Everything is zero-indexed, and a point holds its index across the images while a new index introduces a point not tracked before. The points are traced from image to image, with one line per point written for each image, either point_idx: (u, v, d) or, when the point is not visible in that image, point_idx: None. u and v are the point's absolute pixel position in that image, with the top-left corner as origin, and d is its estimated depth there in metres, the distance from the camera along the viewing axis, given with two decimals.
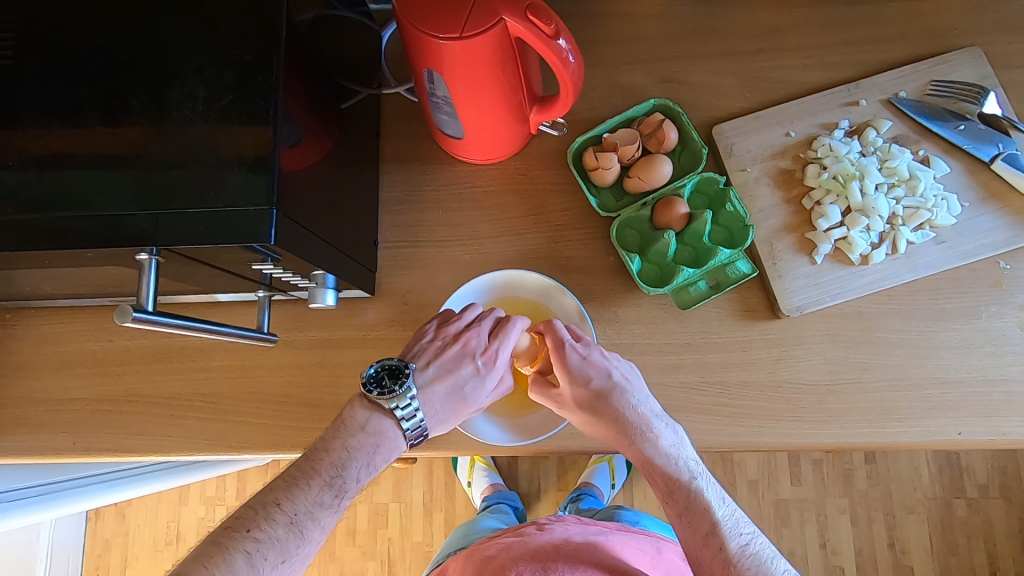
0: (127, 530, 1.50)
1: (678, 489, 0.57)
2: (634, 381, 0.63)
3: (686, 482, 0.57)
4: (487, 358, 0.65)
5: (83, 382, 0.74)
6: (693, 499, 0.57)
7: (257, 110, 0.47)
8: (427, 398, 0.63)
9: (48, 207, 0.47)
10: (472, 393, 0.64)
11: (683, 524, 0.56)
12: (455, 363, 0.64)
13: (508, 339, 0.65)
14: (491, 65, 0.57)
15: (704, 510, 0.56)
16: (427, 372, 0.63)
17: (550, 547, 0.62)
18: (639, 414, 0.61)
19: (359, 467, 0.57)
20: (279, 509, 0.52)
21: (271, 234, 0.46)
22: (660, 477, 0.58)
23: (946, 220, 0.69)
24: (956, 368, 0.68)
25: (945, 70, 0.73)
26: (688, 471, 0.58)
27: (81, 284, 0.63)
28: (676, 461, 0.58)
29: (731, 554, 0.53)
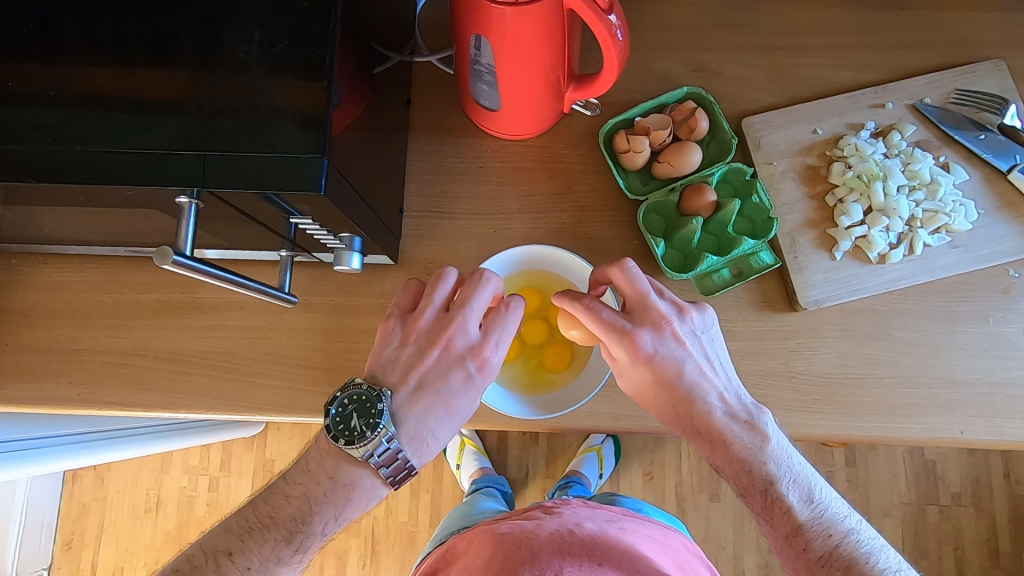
0: (105, 496, 1.47)
1: (763, 492, 0.59)
2: (706, 376, 0.59)
3: (772, 483, 0.58)
4: (477, 364, 0.59)
5: (90, 333, 0.72)
6: (777, 500, 0.58)
7: (312, 59, 0.47)
8: (412, 422, 0.59)
9: (91, 142, 0.46)
10: (463, 404, 0.60)
11: (772, 520, 0.59)
12: (438, 378, 0.59)
13: (493, 337, 0.59)
14: (541, 35, 0.57)
15: (790, 510, 0.58)
16: (407, 386, 0.59)
17: (567, 534, 0.61)
18: (710, 411, 0.59)
19: (334, 514, 0.59)
20: (234, 560, 0.58)
21: (321, 185, 0.45)
22: (744, 480, 0.59)
23: (962, 225, 0.71)
24: (963, 369, 0.70)
25: (969, 80, 0.75)
26: (776, 472, 0.58)
27: (102, 230, 0.61)
28: (761, 465, 0.58)
29: (819, 554, 0.57)
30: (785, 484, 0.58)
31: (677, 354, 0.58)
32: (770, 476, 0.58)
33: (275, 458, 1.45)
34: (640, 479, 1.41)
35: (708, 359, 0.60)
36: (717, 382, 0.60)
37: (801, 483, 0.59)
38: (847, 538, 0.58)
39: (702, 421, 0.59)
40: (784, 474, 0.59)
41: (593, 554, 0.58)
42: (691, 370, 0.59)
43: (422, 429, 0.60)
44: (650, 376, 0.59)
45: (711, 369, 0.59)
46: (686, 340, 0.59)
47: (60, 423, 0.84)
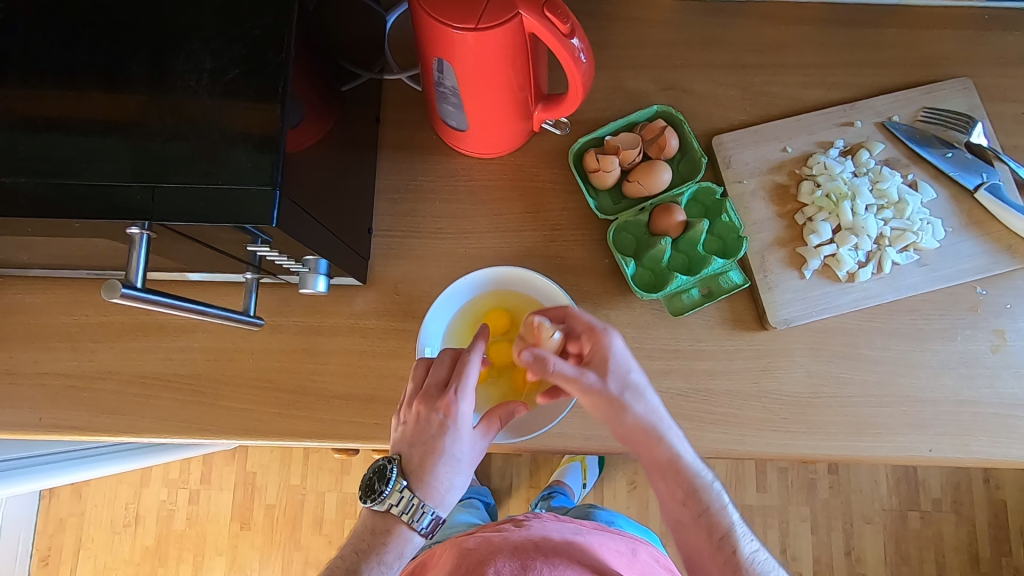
0: (84, 510, 1.45)
1: (695, 500, 0.60)
2: (641, 386, 0.59)
3: (702, 493, 0.60)
4: (455, 414, 0.60)
5: (53, 355, 0.71)
6: (711, 504, 0.60)
7: (265, 87, 0.46)
8: (428, 486, 0.62)
9: (35, 173, 0.44)
10: (466, 451, 0.62)
11: (699, 535, 0.60)
12: (434, 437, 0.61)
13: (460, 385, 0.60)
14: (503, 59, 0.57)
15: (713, 518, 0.60)
16: (410, 456, 0.62)
17: (530, 543, 0.61)
18: (659, 413, 0.59)
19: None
20: None
21: (274, 217, 0.44)
22: (675, 490, 0.60)
23: (930, 243, 0.71)
24: (931, 387, 0.70)
25: (936, 98, 0.76)
26: (702, 481, 0.60)
27: (60, 254, 0.60)
28: (693, 476, 0.59)
29: (748, 555, 0.59)
30: (712, 498, 0.60)
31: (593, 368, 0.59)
32: (698, 488, 0.60)
33: (256, 470, 1.43)
34: (623, 488, 1.41)
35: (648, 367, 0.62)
36: (647, 398, 0.59)
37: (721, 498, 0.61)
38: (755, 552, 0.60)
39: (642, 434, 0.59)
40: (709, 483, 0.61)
41: (555, 566, 0.57)
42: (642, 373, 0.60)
43: (439, 485, 0.62)
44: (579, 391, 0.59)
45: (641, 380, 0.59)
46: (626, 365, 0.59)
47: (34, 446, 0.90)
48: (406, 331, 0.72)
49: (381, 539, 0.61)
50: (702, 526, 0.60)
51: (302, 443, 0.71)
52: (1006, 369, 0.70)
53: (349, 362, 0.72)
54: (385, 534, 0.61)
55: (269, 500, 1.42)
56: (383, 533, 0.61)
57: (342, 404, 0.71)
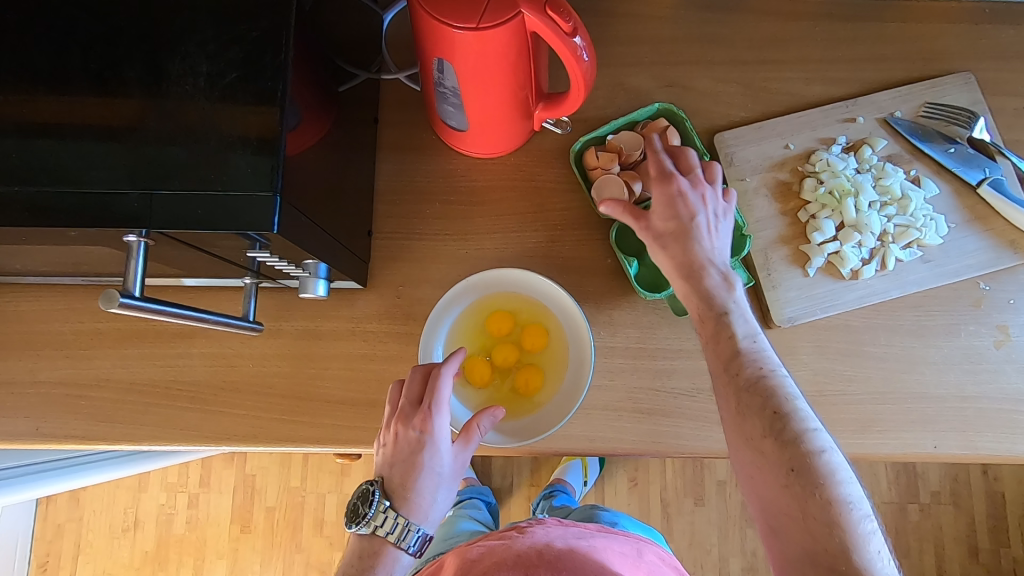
0: (82, 516, 1.44)
1: (759, 385, 0.51)
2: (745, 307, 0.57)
3: (778, 404, 0.50)
4: (431, 429, 0.60)
5: (49, 363, 0.70)
6: (814, 458, 0.48)
7: (263, 90, 0.45)
8: (411, 504, 0.61)
9: (28, 181, 0.43)
10: (448, 466, 0.61)
11: (758, 443, 0.50)
12: (413, 454, 0.61)
13: (434, 401, 0.60)
14: (504, 59, 0.56)
15: (774, 399, 0.50)
16: (392, 476, 0.61)
17: (534, 551, 0.60)
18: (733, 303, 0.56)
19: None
20: None
21: (274, 224, 0.44)
22: (744, 394, 0.52)
23: (933, 239, 0.71)
24: (936, 384, 0.70)
25: (937, 93, 0.75)
26: (799, 423, 0.49)
27: (55, 261, 0.59)
28: (785, 418, 0.49)
29: (847, 531, 0.46)
30: (812, 438, 0.49)
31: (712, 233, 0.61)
32: (802, 431, 0.49)
33: (256, 473, 1.43)
34: (625, 485, 1.41)
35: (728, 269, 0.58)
36: (752, 327, 0.56)
37: (837, 455, 0.49)
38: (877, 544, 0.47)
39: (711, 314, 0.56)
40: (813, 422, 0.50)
41: (559, 571, 0.57)
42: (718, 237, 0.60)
43: (422, 501, 0.61)
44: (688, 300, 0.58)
45: (756, 326, 0.56)
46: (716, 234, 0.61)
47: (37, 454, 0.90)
48: (408, 334, 0.72)
49: (368, 562, 0.60)
50: (797, 458, 0.48)
51: (304, 449, 0.71)
52: (1010, 364, 0.70)
53: (350, 366, 0.71)
54: (372, 557, 0.60)
55: (269, 503, 1.42)
56: (369, 556, 0.60)
57: (343, 408, 0.70)
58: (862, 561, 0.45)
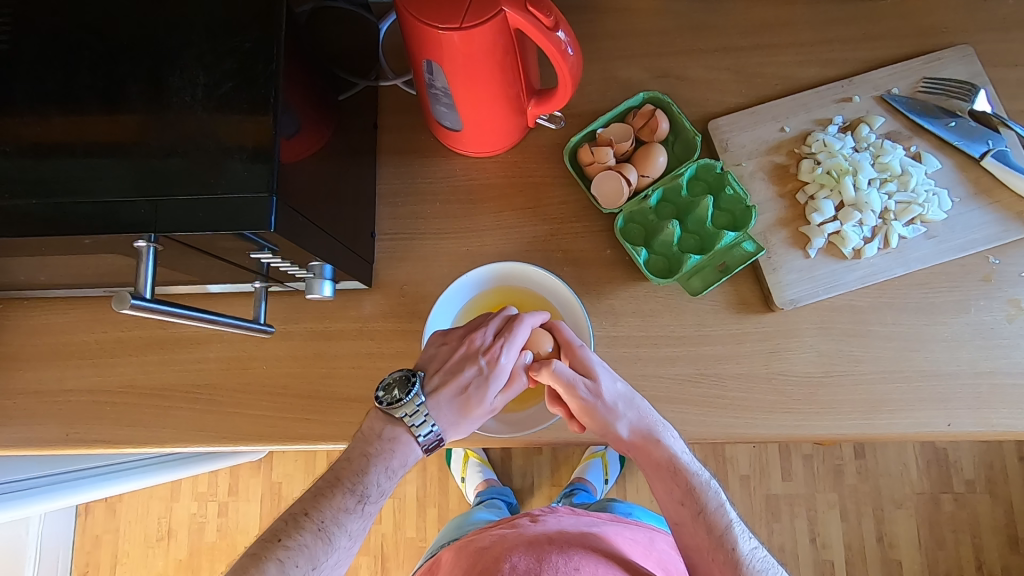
0: (118, 527, 1.49)
1: (720, 515, 0.60)
2: (636, 410, 0.62)
3: (732, 536, 0.60)
4: (495, 356, 0.64)
5: (75, 372, 0.74)
6: (706, 504, 0.60)
7: (258, 98, 0.47)
8: (442, 406, 0.64)
9: (44, 195, 0.46)
10: (493, 393, 0.65)
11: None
12: (454, 376, 0.64)
13: (511, 334, 0.65)
14: (490, 59, 0.58)
15: (725, 537, 0.60)
16: (435, 379, 0.64)
17: (544, 538, 0.61)
18: (650, 419, 0.62)
19: (350, 514, 0.59)
20: (307, 518, 0.57)
21: (272, 222, 0.46)
22: (699, 529, 0.60)
23: (937, 215, 0.70)
24: (946, 360, 0.69)
25: (936, 68, 0.75)
26: (747, 543, 0.60)
27: (77, 274, 0.62)
28: (679, 479, 0.61)
29: (739, 558, 0.59)
30: (722, 511, 0.61)
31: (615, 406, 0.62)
32: (707, 508, 0.60)
33: (282, 480, 1.46)
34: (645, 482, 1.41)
35: (648, 423, 0.62)
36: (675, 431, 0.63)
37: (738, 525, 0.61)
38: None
39: (663, 470, 0.61)
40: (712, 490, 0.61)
41: (570, 558, 0.58)
42: (632, 421, 0.62)
43: (454, 408, 0.64)
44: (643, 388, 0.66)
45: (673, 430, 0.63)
46: (611, 392, 0.62)
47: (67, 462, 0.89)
48: (413, 331, 0.73)
49: (388, 445, 0.62)
50: (710, 530, 0.60)
51: (317, 447, 0.73)
52: None
53: (359, 365, 0.73)
54: (394, 435, 0.62)
55: None
56: (389, 440, 0.62)
57: (354, 407, 0.72)
58: None
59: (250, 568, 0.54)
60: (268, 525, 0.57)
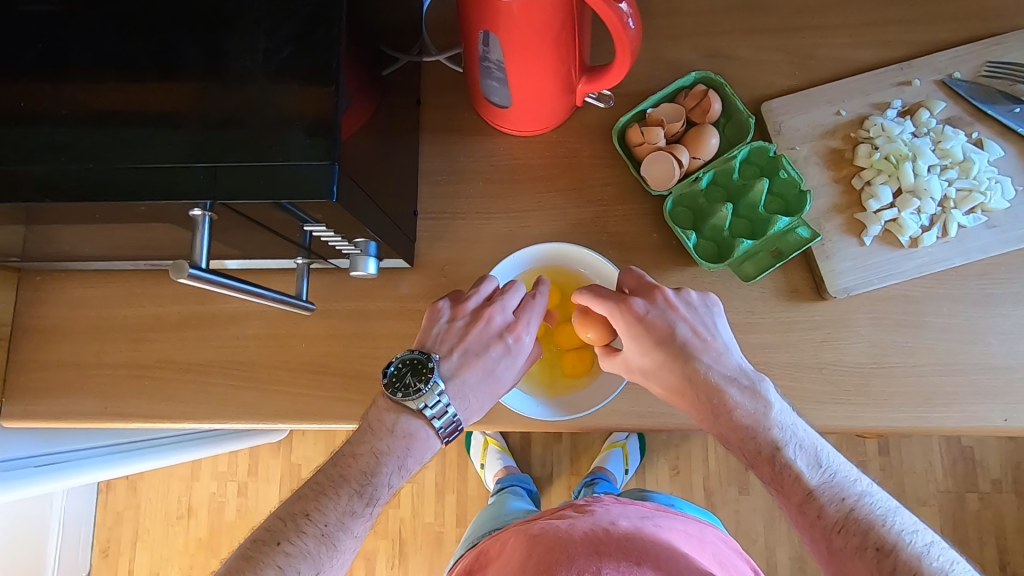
0: (138, 503, 1.50)
1: (795, 481, 0.53)
2: (688, 370, 0.58)
3: (823, 492, 0.52)
4: (515, 333, 0.64)
5: (113, 346, 0.73)
6: (785, 460, 0.54)
7: (319, 65, 0.46)
8: (463, 389, 0.62)
9: (100, 161, 0.45)
10: (513, 370, 0.64)
11: (833, 539, 0.51)
12: (478, 355, 0.63)
13: (527, 309, 0.64)
14: (548, 30, 0.56)
15: (814, 494, 0.52)
16: (452, 359, 0.62)
17: (600, 531, 0.61)
18: (710, 376, 0.58)
19: (356, 517, 0.56)
20: (309, 522, 0.55)
21: (333, 191, 0.44)
22: (785, 489, 0.54)
23: (999, 204, 0.67)
24: (1004, 354, 0.67)
25: (1001, 51, 0.72)
26: (844, 502, 0.52)
27: (120, 245, 0.61)
28: (752, 438, 0.55)
29: (840, 518, 0.51)
30: (806, 465, 0.54)
31: (665, 368, 0.59)
32: (788, 463, 0.54)
33: (302, 462, 1.46)
34: (666, 474, 1.39)
35: (705, 383, 0.58)
36: (746, 384, 0.57)
37: (840, 482, 0.53)
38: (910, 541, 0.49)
39: (731, 426, 0.56)
40: (793, 442, 0.55)
41: (630, 553, 0.58)
42: (687, 380, 0.58)
43: (475, 390, 0.63)
44: (707, 329, 0.60)
45: (744, 383, 0.57)
46: (656, 355, 0.59)
47: (106, 435, 0.88)
48: None
49: (402, 443, 0.59)
50: (797, 489, 0.53)
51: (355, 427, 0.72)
52: None
53: (399, 345, 0.72)
54: (409, 436, 0.60)
55: None
56: (403, 438, 0.59)
57: None
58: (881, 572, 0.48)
59: (247, 573, 0.51)
60: (262, 524, 0.55)
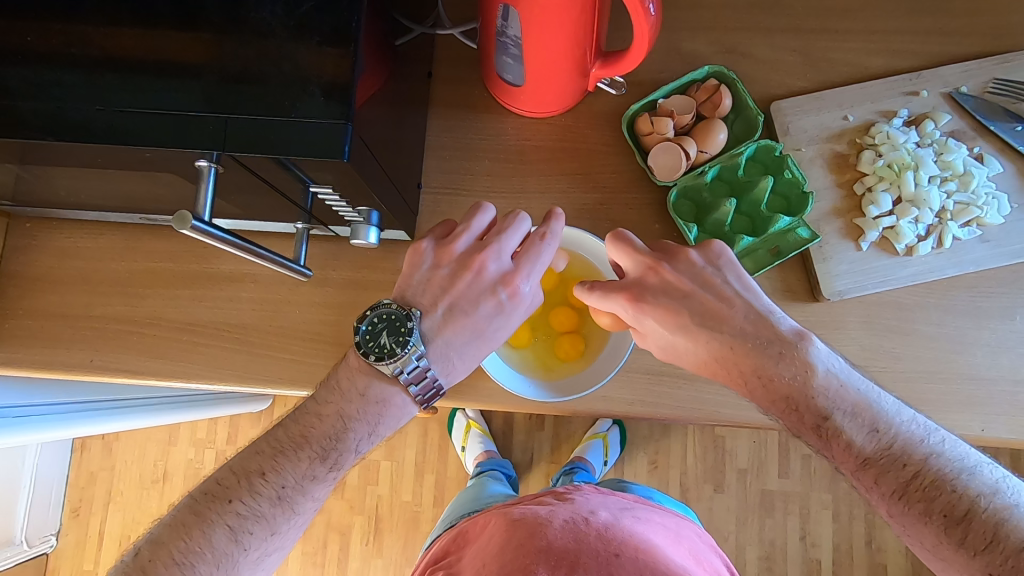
0: (113, 465, 1.48)
1: (848, 450, 0.53)
2: (722, 339, 0.57)
3: (877, 454, 0.52)
4: (509, 286, 0.59)
5: (103, 299, 0.72)
6: (833, 428, 0.54)
7: (339, 23, 0.45)
8: (445, 348, 0.59)
9: (108, 102, 0.45)
10: (504, 326, 0.60)
11: (895, 503, 0.51)
12: (466, 309, 0.59)
13: (524, 258, 0.59)
14: (570, 9, 0.55)
15: (868, 457, 0.52)
16: (435, 312, 0.59)
17: (580, 518, 0.62)
18: (747, 345, 0.56)
19: (314, 480, 0.56)
20: (264, 482, 0.55)
21: (346, 152, 0.44)
22: (838, 454, 0.54)
23: (995, 219, 0.69)
24: (988, 366, 0.68)
25: (1009, 69, 0.73)
26: (903, 461, 0.51)
27: (119, 195, 0.60)
28: (796, 407, 0.55)
29: (899, 483, 0.51)
30: (854, 432, 0.53)
31: (698, 337, 0.57)
32: (838, 431, 0.53)
33: None
34: (644, 468, 1.41)
35: (742, 350, 0.56)
36: (783, 349, 0.55)
37: (895, 443, 0.52)
38: (975, 494, 0.49)
39: (774, 393, 0.55)
40: (840, 406, 0.54)
41: (610, 543, 0.59)
42: (724, 347, 0.57)
43: (459, 348, 0.59)
44: (712, 291, 0.58)
45: (781, 348, 0.55)
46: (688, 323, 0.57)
47: (89, 390, 0.86)
48: None
49: (374, 409, 0.58)
50: (851, 457, 0.53)
51: None
52: None
53: None
54: (379, 402, 0.58)
55: None
56: (374, 403, 0.58)
57: None
58: (950, 530, 0.49)
59: (198, 527, 0.53)
60: (216, 476, 0.56)
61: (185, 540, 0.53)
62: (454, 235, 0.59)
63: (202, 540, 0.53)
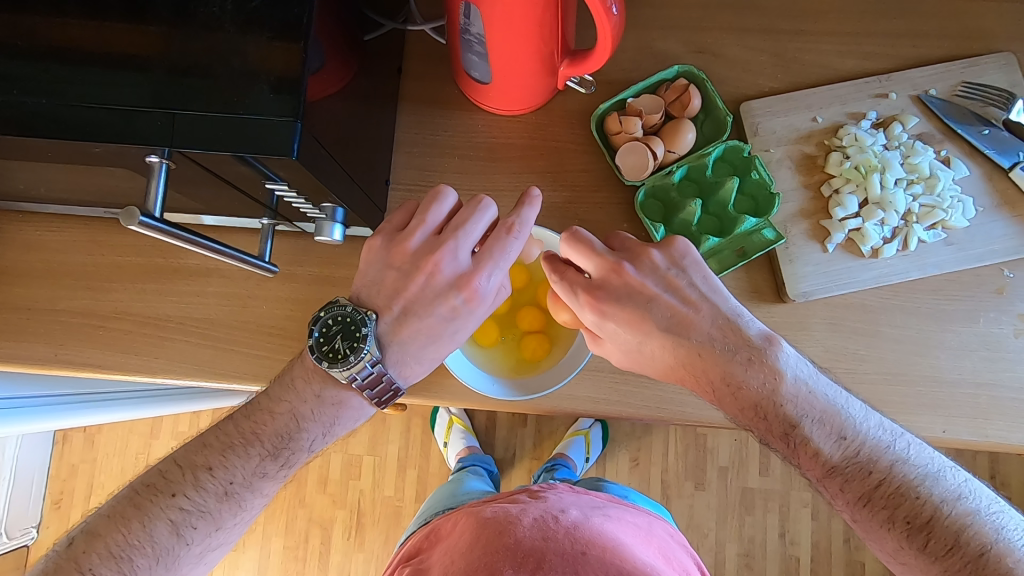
0: (95, 458, 1.48)
1: (816, 457, 0.54)
2: (688, 346, 0.56)
3: (842, 460, 0.53)
4: (465, 286, 0.58)
5: (69, 293, 0.72)
6: (801, 435, 0.54)
7: (289, 19, 0.45)
8: (400, 351, 0.59)
9: (55, 96, 0.44)
10: (463, 326, 0.60)
11: (858, 508, 0.52)
12: (421, 312, 0.58)
13: (481, 257, 0.57)
14: (531, 9, 0.55)
15: (834, 463, 0.53)
16: (389, 315, 0.58)
17: (550, 517, 0.63)
18: (713, 353, 0.55)
19: (263, 478, 0.58)
20: (212, 478, 0.57)
21: (295, 149, 0.44)
22: (804, 461, 0.54)
23: (959, 222, 0.69)
24: (951, 368, 0.69)
25: (977, 72, 0.73)
26: (869, 467, 0.53)
27: (79, 189, 0.60)
28: (763, 415, 0.55)
29: (864, 489, 0.52)
30: (823, 440, 0.54)
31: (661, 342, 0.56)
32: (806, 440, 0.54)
33: None
34: (626, 464, 1.41)
35: (708, 355, 0.55)
36: (750, 358, 0.55)
37: (862, 450, 0.53)
38: (939, 498, 0.51)
39: (741, 401, 0.55)
40: (807, 414, 0.54)
41: (578, 540, 0.59)
42: (690, 355, 0.56)
43: (416, 350, 0.59)
44: (676, 296, 0.57)
45: (750, 355, 0.55)
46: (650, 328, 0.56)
47: (55, 383, 0.86)
48: None
49: (331, 410, 0.59)
50: (819, 465, 0.54)
51: None
52: None
53: None
54: (336, 405, 0.59)
55: None
56: (332, 404, 0.59)
57: None
58: (912, 534, 0.50)
59: (143, 519, 0.55)
60: (160, 467, 0.57)
61: (127, 533, 0.55)
62: (409, 231, 0.58)
63: (146, 533, 0.55)
